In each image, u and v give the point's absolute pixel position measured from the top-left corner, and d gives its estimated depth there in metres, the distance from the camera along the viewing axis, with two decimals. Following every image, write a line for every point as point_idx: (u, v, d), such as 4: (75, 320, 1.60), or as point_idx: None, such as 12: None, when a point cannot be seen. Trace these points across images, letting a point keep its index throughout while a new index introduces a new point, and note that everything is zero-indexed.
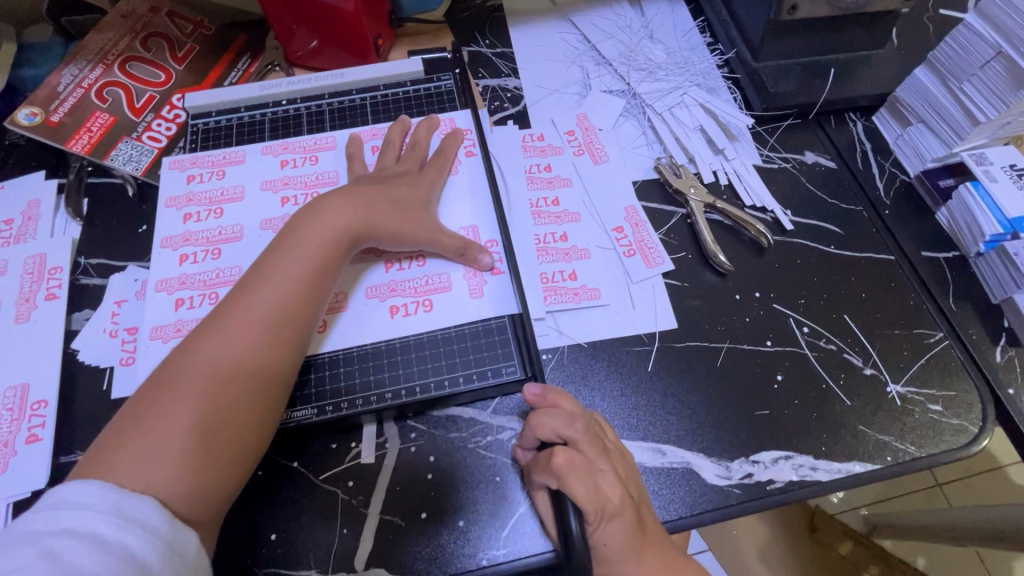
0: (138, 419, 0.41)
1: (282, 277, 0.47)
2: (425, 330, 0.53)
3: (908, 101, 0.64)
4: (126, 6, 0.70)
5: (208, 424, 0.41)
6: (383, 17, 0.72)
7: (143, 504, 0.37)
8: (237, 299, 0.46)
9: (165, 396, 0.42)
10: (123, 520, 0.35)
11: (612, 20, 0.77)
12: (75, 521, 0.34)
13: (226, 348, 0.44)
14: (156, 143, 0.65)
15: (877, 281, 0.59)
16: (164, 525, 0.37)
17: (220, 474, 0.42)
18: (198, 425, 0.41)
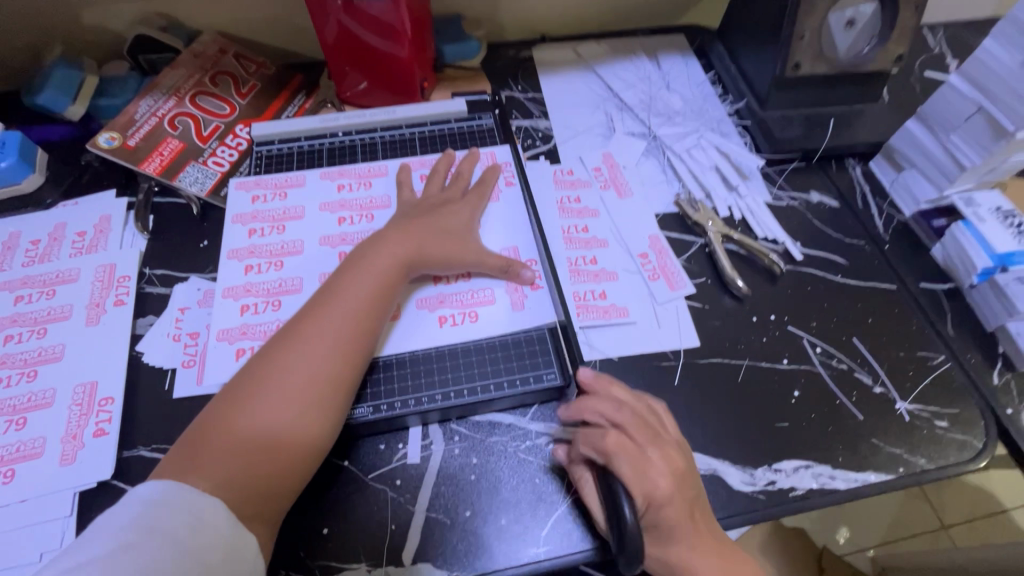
0: (221, 414, 0.46)
1: (353, 293, 0.53)
2: (471, 338, 0.57)
3: (902, 149, 0.71)
4: (198, 46, 0.78)
5: (290, 422, 0.47)
6: (429, 63, 0.80)
7: (213, 509, 0.42)
8: (313, 313, 0.52)
9: (253, 397, 0.47)
10: (192, 519, 0.40)
11: (632, 73, 0.85)
12: (153, 517, 0.40)
13: (304, 355, 0.49)
14: (220, 167, 0.71)
15: (881, 308, 0.64)
16: (226, 525, 0.42)
17: (296, 470, 0.47)
18: (280, 422, 0.47)
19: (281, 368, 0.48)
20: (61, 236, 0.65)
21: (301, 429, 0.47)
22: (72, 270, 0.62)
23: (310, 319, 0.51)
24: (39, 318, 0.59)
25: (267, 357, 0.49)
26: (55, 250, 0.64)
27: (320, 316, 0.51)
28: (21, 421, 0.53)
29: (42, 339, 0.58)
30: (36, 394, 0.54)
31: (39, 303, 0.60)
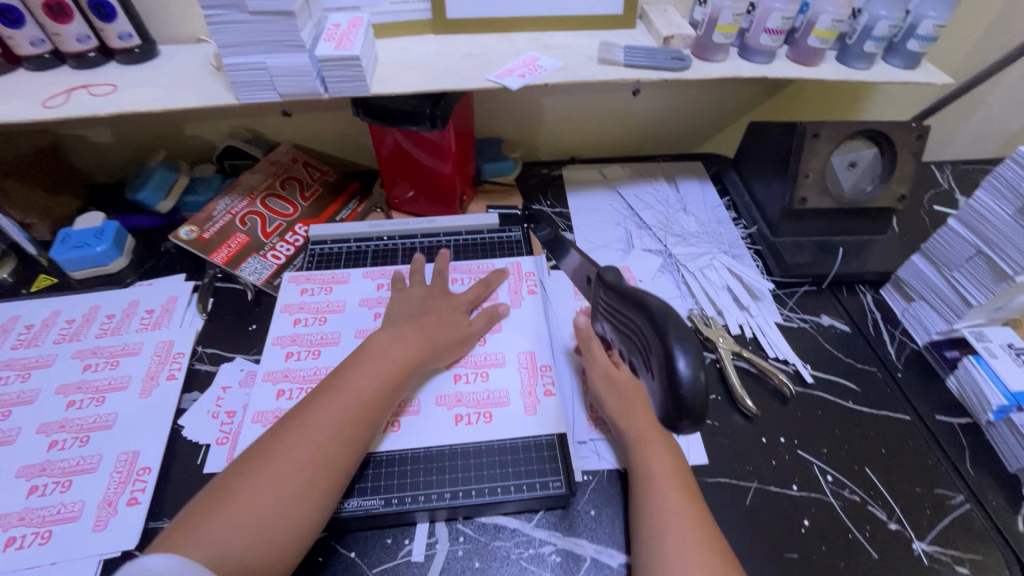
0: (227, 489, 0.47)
1: (356, 382, 0.56)
2: (483, 438, 0.60)
3: (911, 281, 0.74)
4: (274, 156, 0.91)
5: (283, 504, 0.47)
6: (468, 178, 0.90)
7: None
8: (315, 399, 0.54)
9: (248, 478, 0.48)
10: None
11: (652, 194, 0.93)
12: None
13: (304, 437, 0.51)
14: (277, 260, 0.80)
15: (895, 439, 0.64)
16: None
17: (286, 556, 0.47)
18: (271, 504, 0.47)
19: (279, 450, 0.50)
20: (133, 313, 0.74)
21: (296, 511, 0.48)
22: (136, 344, 0.70)
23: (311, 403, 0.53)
24: (100, 387, 0.66)
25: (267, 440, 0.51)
26: (125, 325, 0.72)
27: (321, 402, 0.53)
28: (66, 484, 0.58)
29: (99, 406, 0.64)
30: (84, 458, 0.59)
31: (103, 372, 0.67)
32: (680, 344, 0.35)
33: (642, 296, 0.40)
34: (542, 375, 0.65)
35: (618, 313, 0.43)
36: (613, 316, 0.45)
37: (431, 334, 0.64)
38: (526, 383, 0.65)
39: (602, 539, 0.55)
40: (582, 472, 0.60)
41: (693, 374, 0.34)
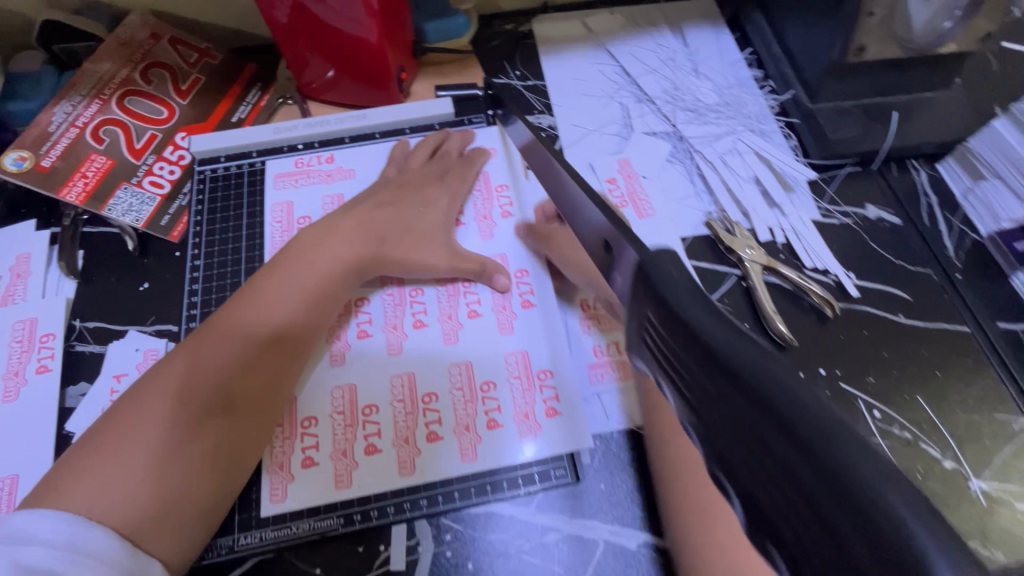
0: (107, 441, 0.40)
1: (253, 323, 0.46)
2: (490, 316, 0.52)
3: (982, 151, 0.59)
4: (123, 31, 0.63)
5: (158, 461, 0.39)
6: (406, 47, 0.66)
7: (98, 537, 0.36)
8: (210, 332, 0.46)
9: (124, 430, 0.40)
10: (76, 556, 0.35)
11: (653, 51, 0.71)
12: (25, 555, 0.34)
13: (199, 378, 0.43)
14: (159, 189, 0.59)
15: (951, 356, 0.54)
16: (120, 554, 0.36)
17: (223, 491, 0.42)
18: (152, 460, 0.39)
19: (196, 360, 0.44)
20: None
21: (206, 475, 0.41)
22: None
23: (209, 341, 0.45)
24: None
25: (144, 383, 0.43)
26: None
27: (222, 336, 0.45)
28: None
29: None
30: None
31: None
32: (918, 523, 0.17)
33: (810, 402, 0.20)
34: (518, 282, 0.54)
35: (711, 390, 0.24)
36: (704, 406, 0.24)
37: (377, 230, 0.53)
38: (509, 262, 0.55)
39: (619, 518, 0.45)
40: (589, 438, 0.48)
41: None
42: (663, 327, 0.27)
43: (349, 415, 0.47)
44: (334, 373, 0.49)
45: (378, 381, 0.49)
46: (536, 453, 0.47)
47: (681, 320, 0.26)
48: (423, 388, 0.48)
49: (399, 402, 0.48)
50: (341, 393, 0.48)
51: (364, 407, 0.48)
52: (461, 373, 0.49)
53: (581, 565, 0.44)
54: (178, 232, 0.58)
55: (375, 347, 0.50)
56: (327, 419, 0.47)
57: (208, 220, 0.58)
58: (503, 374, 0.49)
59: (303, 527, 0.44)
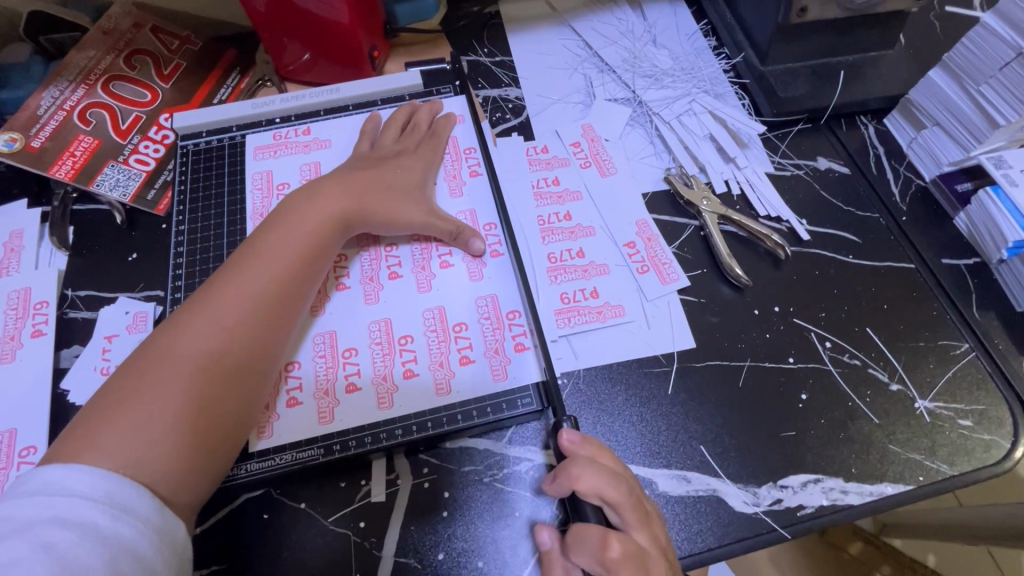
0: (110, 413, 0.40)
1: (228, 302, 0.45)
2: (461, 262, 0.56)
3: (922, 103, 0.62)
4: (107, 22, 0.67)
5: (150, 440, 0.40)
6: (377, 28, 0.69)
7: (134, 494, 0.37)
8: (185, 315, 0.45)
9: (108, 426, 0.39)
10: (115, 512, 0.36)
11: (613, 25, 0.74)
12: (68, 509, 0.35)
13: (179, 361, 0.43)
14: (145, 166, 0.62)
15: (898, 291, 0.57)
16: (154, 514, 0.38)
17: (223, 451, 0.43)
18: (145, 444, 0.39)
19: (192, 328, 0.44)
20: None
21: (204, 450, 0.42)
22: None
23: (183, 324, 0.44)
24: None
25: (127, 371, 0.42)
26: None
27: (195, 319, 0.45)
28: None
29: None
30: None
31: None
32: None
33: None
34: (486, 235, 0.57)
35: None
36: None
37: (357, 190, 0.54)
38: (479, 219, 0.59)
39: None
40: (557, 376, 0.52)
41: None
42: None
43: (330, 357, 0.51)
44: (315, 321, 0.53)
45: (357, 327, 0.52)
46: (507, 386, 0.50)
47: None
48: (399, 332, 0.52)
49: (375, 344, 0.51)
50: (321, 338, 0.52)
51: (345, 350, 0.51)
52: (434, 316, 0.53)
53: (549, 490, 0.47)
54: (164, 206, 0.61)
55: (354, 296, 0.54)
56: (308, 361, 0.51)
57: (192, 190, 0.60)
58: (474, 316, 0.53)
59: (288, 461, 0.47)
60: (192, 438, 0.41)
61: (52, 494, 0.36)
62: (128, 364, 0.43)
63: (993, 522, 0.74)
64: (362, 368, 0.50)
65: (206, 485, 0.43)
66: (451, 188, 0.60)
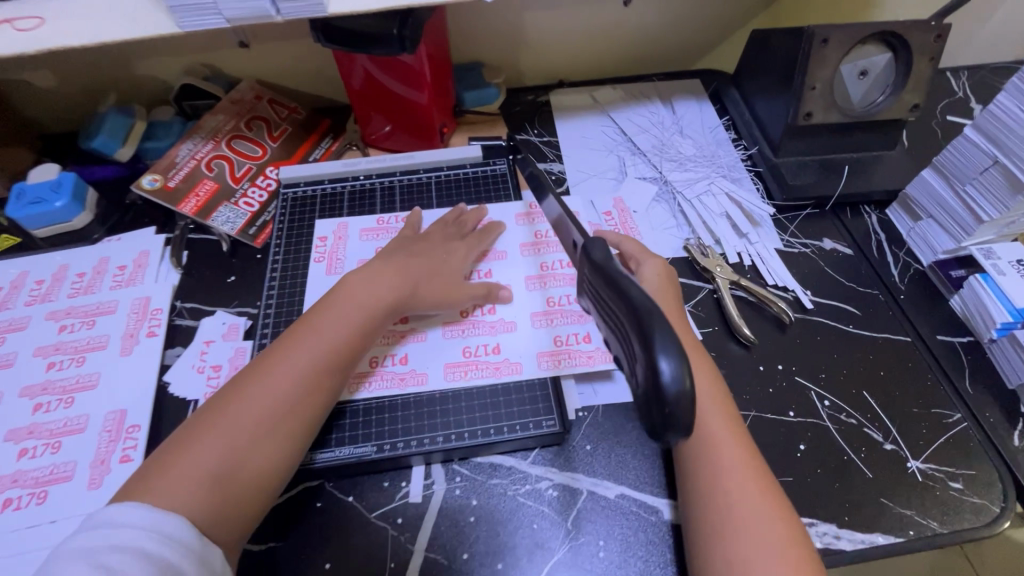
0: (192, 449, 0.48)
1: (289, 363, 0.54)
2: (542, 292, 0.66)
3: (918, 198, 0.70)
4: (236, 94, 0.84)
5: (231, 463, 0.48)
6: (448, 109, 0.83)
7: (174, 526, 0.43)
8: (267, 361, 0.54)
9: (183, 460, 0.47)
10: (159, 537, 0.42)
11: (646, 117, 0.87)
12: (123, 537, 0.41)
13: (268, 395, 0.52)
14: (250, 208, 0.76)
15: (894, 360, 0.63)
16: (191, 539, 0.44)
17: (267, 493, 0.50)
18: (215, 472, 0.47)
19: (258, 383, 0.52)
20: (104, 270, 0.70)
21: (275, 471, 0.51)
22: (111, 302, 0.67)
23: (239, 394, 0.52)
24: (79, 347, 0.64)
25: (204, 420, 0.50)
26: (98, 283, 0.69)
27: (279, 362, 0.54)
28: (55, 445, 0.57)
29: (80, 367, 0.62)
30: (71, 419, 0.58)
31: (80, 332, 0.65)
32: (663, 343, 0.29)
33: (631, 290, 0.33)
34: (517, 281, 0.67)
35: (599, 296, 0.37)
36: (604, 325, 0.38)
37: (411, 277, 0.62)
38: (539, 263, 0.69)
39: (598, 472, 0.55)
40: (577, 407, 0.59)
41: (677, 372, 0.29)
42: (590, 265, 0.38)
43: (459, 378, 0.59)
44: (419, 348, 0.62)
45: (416, 351, 0.62)
46: (538, 409, 0.57)
47: (601, 265, 0.36)
48: (509, 355, 0.61)
49: (489, 365, 0.60)
50: (446, 364, 0.61)
51: (465, 366, 0.60)
52: (480, 346, 0.62)
53: (566, 506, 0.54)
54: (261, 240, 0.74)
55: (434, 326, 0.64)
56: (440, 383, 0.59)
57: (285, 229, 0.73)
58: (516, 347, 0.62)
59: (339, 458, 0.55)
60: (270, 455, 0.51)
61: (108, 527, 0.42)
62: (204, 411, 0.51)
63: None
64: (424, 379, 0.59)
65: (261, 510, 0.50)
66: (520, 235, 0.72)
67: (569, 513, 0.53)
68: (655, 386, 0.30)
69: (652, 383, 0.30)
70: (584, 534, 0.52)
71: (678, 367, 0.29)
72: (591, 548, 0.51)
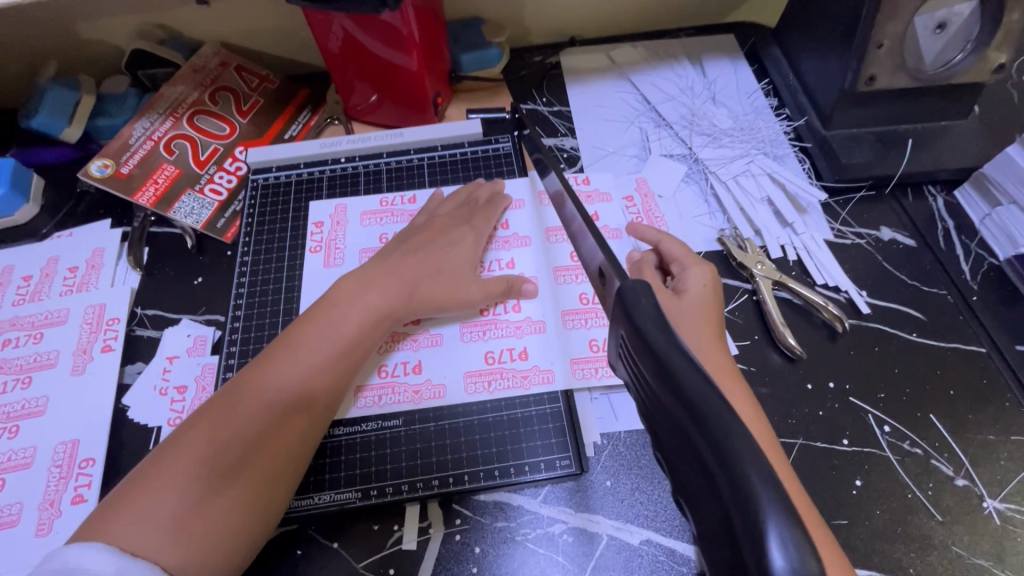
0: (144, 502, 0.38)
1: (262, 393, 0.44)
2: (576, 285, 0.57)
3: (999, 180, 0.59)
4: (197, 60, 0.72)
5: (191, 524, 0.38)
6: (442, 74, 0.71)
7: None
8: (253, 369, 0.46)
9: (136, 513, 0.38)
10: None
11: (673, 81, 0.75)
12: None
13: (255, 408, 0.43)
14: (218, 196, 0.66)
15: (966, 375, 0.54)
16: None
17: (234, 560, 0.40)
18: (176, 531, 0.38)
19: (224, 417, 0.42)
20: (54, 272, 0.62)
21: (265, 496, 0.42)
22: (61, 311, 0.59)
23: (192, 438, 0.41)
24: (26, 365, 0.56)
25: (158, 462, 0.40)
26: (47, 288, 0.61)
27: (268, 370, 0.45)
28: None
29: (27, 389, 0.55)
30: (17, 452, 0.51)
31: (26, 348, 0.57)
32: (772, 516, 0.19)
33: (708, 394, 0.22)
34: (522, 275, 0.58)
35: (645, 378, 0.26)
36: (643, 408, 0.28)
37: (402, 279, 0.53)
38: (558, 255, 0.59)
39: (622, 514, 0.47)
40: (596, 435, 0.51)
41: (798, 562, 0.18)
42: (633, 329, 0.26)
43: (482, 391, 0.52)
44: (434, 354, 0.54)
45: (412, 366, 0.53)
46: (551, 445, 0.50)
47: (651, 337, 0.25)
48: (538, 362, 0.53)
49: (515, 375, 0.53)
50: (466, 374, 0.53)
51: (489, 377, 0.53)
52: (484, 364, 0.53)
53: (584, 555, 0.46)
54: (231, 234, 0.64)
55: (448, 326, 0.55)
56: (460, 397, 0.52)
57: (256, 223, 0.64)
58: (530, 362, 0.53)
59: (322, 503, 0.48)
60: (262, 476, 0.42)
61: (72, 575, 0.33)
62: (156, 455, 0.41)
63: None
64: (429, 399, 0.52)
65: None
66: (547, 216, 0.61)
67: (587, 562, 0.46)
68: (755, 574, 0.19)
69: (752, 568, 0.19)
70: None
71: (803, 557, 0.18)
72: None
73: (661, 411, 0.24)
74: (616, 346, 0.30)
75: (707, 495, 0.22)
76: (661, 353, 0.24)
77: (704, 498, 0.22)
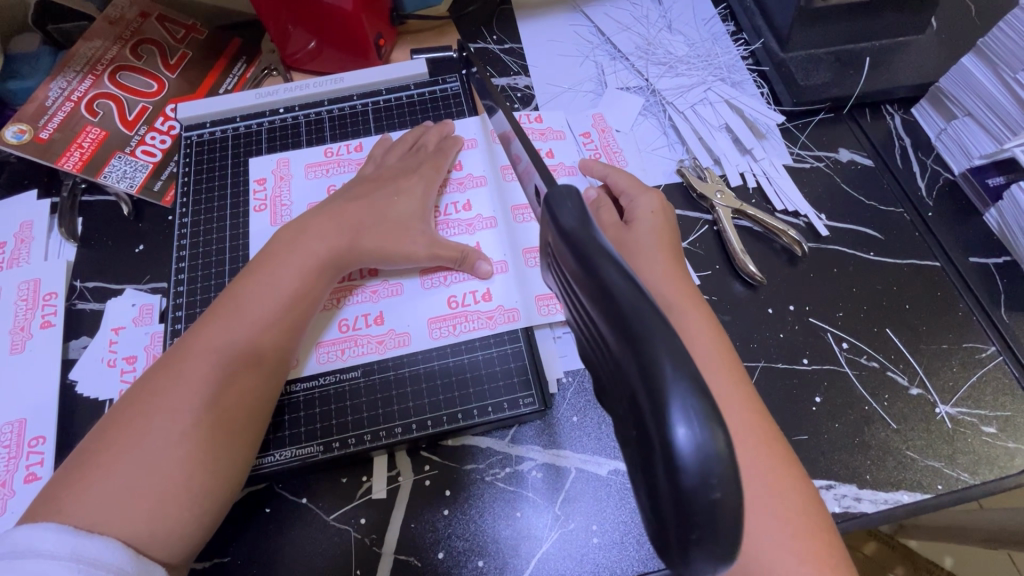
0: (91, 472, 0.37)
1: (203, 351, 0.42)
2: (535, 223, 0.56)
3: (953, 92, 0.59)
4: (113, 11, 0.66)
5: (142, 479, 0.37)
6: (383, 14, 0.66)
7: (106, 549, 0.33)
8: (197, 327, 0.44)
9: (85, 482, 0.37)
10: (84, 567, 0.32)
11: (627, 10, 0.72)
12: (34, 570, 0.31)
13: (200, 366, 0.41)
14: (151, 158, 0.62)
15: (921, 290, 0.54)
16: (125, 563, 0.34)
17: (201, 517, 0.39)
18: (128, 493, 0.37)
19: (167, 380, 0.41)
20: None
21: (223, 450, 0.40)
22: None
23: (137, 402, 0.40)
24: None
25: (104, 432, 0.39)
26: None
27: (212, 327, 0.43)
28: None
29: None
30: None
31: None
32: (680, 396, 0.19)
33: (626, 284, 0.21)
34: (478, 217, 0.56)
35: (574, 287, 0.25)
36: (578, 321, 0.27)
37: (352, 226, 0.51)
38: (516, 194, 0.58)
39: (589, 448, 0.48)
40: (560, 372, 0.51)
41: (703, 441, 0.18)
42: (559, 238, 0.25)
43: (447, 335, 0.51)
44: (394, 304, 0.52)
45: (370, 317, 0.52)
46: (514, 384, 0.49)
47: (573, 236, 0.24)
48: (502, 302, 0.52)
49: (480, 316, 0.52)
50: (431, 319, 0.52)
51: (453, 320, 0.52)
52: (443, 310, 0.52)
53: (551, 490, 0.46)
54: (170, 198, 0.61)
55: (407, 274, 0.53)
56: (425, 343, 0.51)
57: (194, 182, 0.60)
58: (491, 304, 0.52)
59: (281, 459, 0.47)
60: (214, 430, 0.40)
61: (18, 559, 0.31)
62: (103, 424, 0.40)
63: (978, 522, 0.72)
64: (389, 349, 0.51)
65: (205, 533, 0.40)
66: (500, 156, 0.59)
67: (556, 497, 0.46)
68: (662, 450, 0.19)
69: (661, 448, 0.19)
70: (574, 519, 0.45)
71: (706, 430, 0.19)
72: (582, 535, 0.45)
73: (591, 319, 0.24)
74: (553, 264, 0.29)
75: (623, 388, 0.22)
76: (582, 248, 0.23)
77: (622, 390, 0.22)
